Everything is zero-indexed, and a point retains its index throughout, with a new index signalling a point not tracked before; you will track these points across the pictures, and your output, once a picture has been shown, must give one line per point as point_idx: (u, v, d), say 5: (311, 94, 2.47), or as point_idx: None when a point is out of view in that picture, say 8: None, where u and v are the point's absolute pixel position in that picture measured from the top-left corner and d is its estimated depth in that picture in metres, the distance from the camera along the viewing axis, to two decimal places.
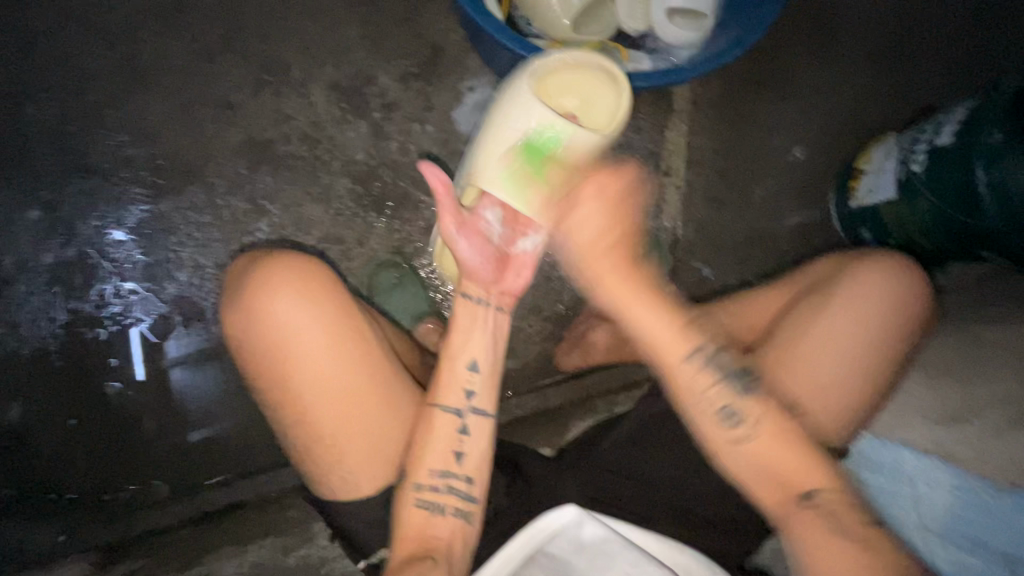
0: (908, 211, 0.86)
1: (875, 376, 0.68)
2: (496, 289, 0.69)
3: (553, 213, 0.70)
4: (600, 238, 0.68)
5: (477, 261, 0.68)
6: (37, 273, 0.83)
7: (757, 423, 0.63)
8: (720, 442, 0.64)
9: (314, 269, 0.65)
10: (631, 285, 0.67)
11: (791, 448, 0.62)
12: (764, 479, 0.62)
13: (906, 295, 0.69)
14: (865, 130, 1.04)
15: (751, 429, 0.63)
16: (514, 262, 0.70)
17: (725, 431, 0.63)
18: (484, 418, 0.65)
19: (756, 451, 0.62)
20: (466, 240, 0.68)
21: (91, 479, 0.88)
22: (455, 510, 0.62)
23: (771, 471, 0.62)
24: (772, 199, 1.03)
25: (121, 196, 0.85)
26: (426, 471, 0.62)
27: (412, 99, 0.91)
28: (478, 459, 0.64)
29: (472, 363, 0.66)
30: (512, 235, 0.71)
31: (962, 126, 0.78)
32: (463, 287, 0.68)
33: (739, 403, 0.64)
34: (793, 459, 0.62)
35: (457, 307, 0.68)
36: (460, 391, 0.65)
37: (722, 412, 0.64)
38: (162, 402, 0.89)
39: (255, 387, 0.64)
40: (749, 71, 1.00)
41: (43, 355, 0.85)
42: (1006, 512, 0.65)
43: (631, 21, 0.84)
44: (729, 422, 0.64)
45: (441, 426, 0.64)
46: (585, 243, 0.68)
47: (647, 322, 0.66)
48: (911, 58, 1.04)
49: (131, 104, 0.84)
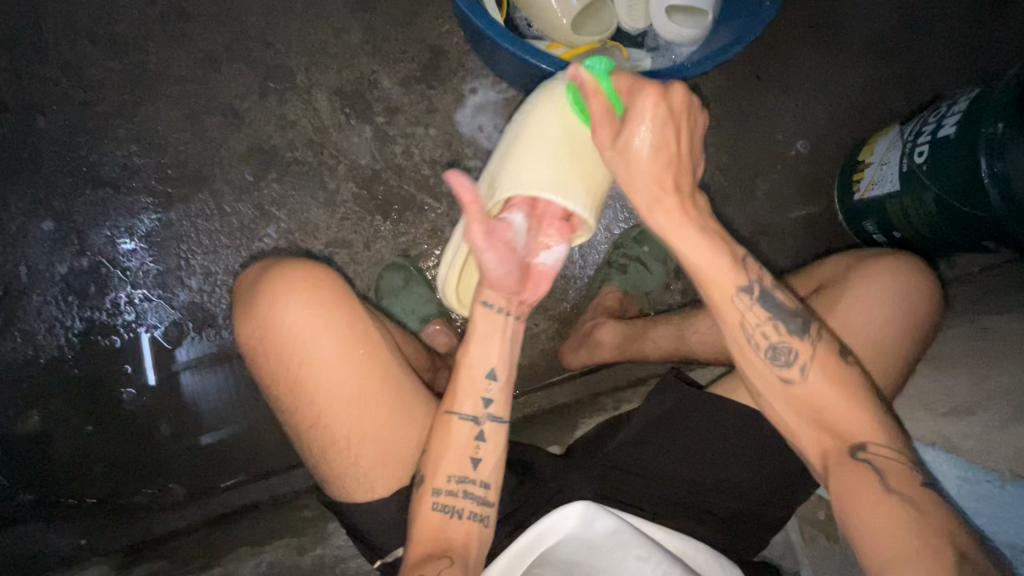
0: (911, 202, 0.86)
1: (888, 374, 0.68)
2: (517, 297, 0.69)
3: (608, 134, 0.61)
4: (660, 179, 0.61)
5: (506, 270, 0.65)
6: (51, 283, 0.85)
7: (808, 363, 0.60)
8: (764, 384, 0.62)
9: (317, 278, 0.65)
10: (681, 213, 0.61)
11: (841, 399, 0.59)
12: (816, 426, 0.59)
13: (917, 298, 0.69)
14: (867, 122, 1.04)
15: (799, 370, 0.60)
16: (535, 272, 0.70)
17: (777, 373, 0.60)
18: (499, 425, 0.66)
19: (810, 391, 0.60)
20: (495, 251, 0.64)
21: (106, 484, 0.89)
22: (471, 513, 0.63)
23: (824, 424, 0.59)
24: (776, 195, 1.03)
25: (130, 206, 0.86)
26: (443, 476, 0.63)
27: (414, 104, 0.92)
28: (494, 465, 0.65)
29: (490, 372, 0.67)
30: (533, 246, 0.70)
31: (965, 117, 0.78)
32: (484, 295, 0.68)
33: (788, 343, 0.61)
34: (856, 411, 0.58)
35: (475, 316, 0.68)
36: (476, 399, 0.66)
37: (769, 353, 0.61)
38: (177, 405, 0.91)
39: (270, 391, 0.65)
40: (749, 67, 0.99)
41: (59, 364, 0.87)
42: (1011, 505, 0.62)
43: (631, 21, 0.84)
44: (782, 363, 0.60)
45: (458, 433, 0.65)
46: (639, 191, 0.61)
47: (687, 247, 0.61)
48: (913, 47, 1.03)
49: (137, 115, 0.85)
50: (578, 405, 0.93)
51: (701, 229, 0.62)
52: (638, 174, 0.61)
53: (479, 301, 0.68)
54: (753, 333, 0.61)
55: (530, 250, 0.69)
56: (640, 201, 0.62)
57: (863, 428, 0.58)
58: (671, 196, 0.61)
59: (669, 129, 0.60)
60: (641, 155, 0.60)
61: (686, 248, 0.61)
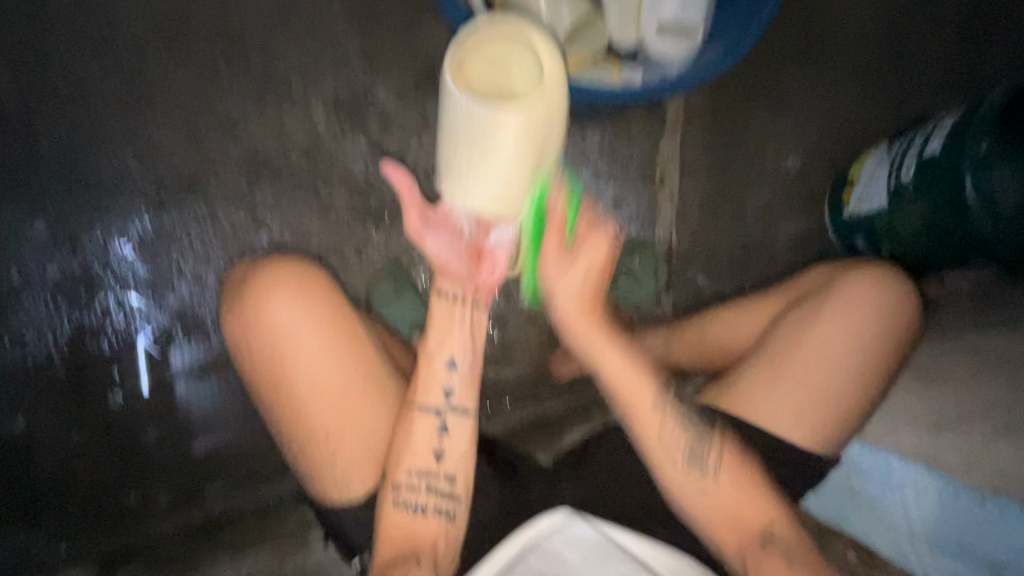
0: (898, 218, 0.86)
1: (865, 381, 0.69)
2: (473, 281, 0.68)
3: (560, 262, 0.69)
4: (582, 299, 0.70)
5: (449, 258, 0.67)
6: (43, 286, 0.85)
7: (719, 463, 0.66)
8: (681, 482, 0.67)
9: (305, 278, 0.65)
10: (607, 339, 0.70)
11: (743, 499, 0.65)
12: (731, 526, 0.65)
13: (890, 298, 0.69)
14: (855, 139, 1.05)
15: (713, 475, 0.66)
16: (488, 258, 0.68)
17: (694, 477, 0.66)
18: (464, 415, 0.66)
19: (717, 499, 0.66)
20: (435, 236, 0.66)
21: (90, 489, 0.89)
22: (436, 509, 0.64)
23: (738, 521, 0.65)
24: (766, 210, 1.04)
25: (125, 212, 0.87)
26: (405, 470, 0.64)
27: (410, 114, 0.93)
28: (459, 457, 0.66)
29: (450, 360, 0.67)
30: (482, 229, 0.66)
31: (951, 135, 0.80)
32: (440, 285, 0.68)
33: (699, 445, 0.67)
34: (749, 501, 0.65)
35: (434, 306, 0.68)
36: (439, 391, 0.66)
37: (688, 458, 0.67)
38: (165, 410, 0.91)
39: (251, 385, 0.65)
40: (741, 82, 1.00)
41: (47, 366, 0.87)
42: (990, 522, 0.66)
43: (622, 34, 0.83)
44: (696, 467, 0.66)
45: (420, 426, 0.65)
46: (562, 292, 0.70)
47: (608, 362, 0.69)
48: (901, 67, 1.05)
49: (134, 121, 0.86)
50: (565, 416, 0.95)
51: (623, 348, 0.70)
52: (577, 292, 0.70)
53: (435, 290, 0.69)
54: (670, 436, 0.67)
55: (481, 230, 0.66)
56: (563, 311, 0.70)
57: (756, 510, 0.65)
58: (594, 320, 0.70)
59: (600, 266, 0.70)
60: (578, 269, 0.69)
61: (609, 371, 0.69)
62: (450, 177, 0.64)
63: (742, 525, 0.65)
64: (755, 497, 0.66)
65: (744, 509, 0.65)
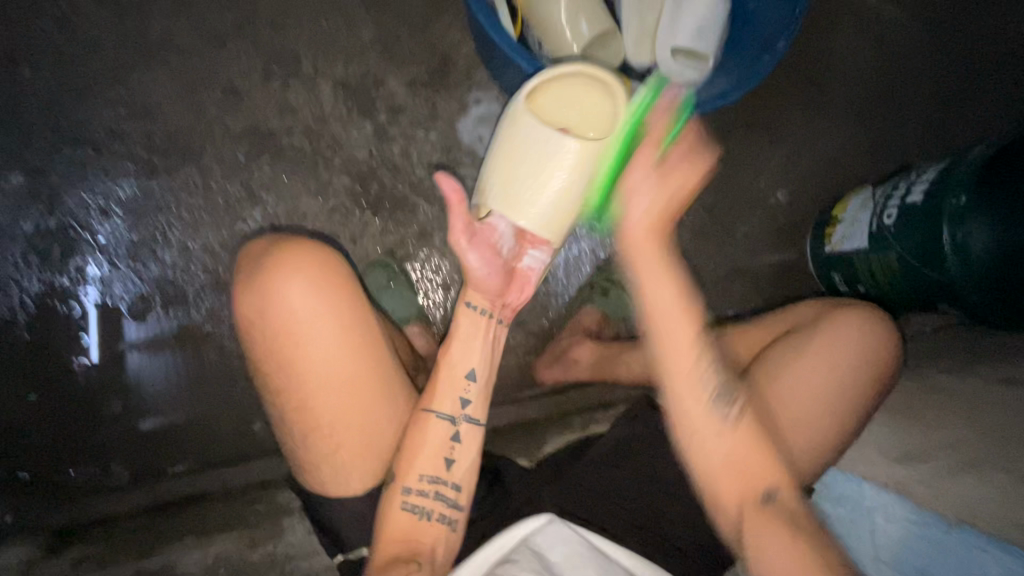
0: (876, 259, 0.92)
1: (849, 416, 0.72)
2: (501, 300, 0.70)
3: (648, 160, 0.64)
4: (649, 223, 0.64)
5: (487, 273, 0.67)
6: (14, 240, 0.81)
7: (743, 413, 0.63)
8: (698, 430, 0.62)
9: (331, 272, 0.63)
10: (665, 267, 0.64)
11: (756, 450, 0.62)
12: (732, 475, 0.61)
13: (882, 344, 0.73)
14: (842, 180, 1.10)
15: (735, 420, 0.62)
16: (518, 278, 0.72)
17: (714, 416, 0.62)
18: (476, 427, 0.66)
19: (731, 449, 0.61)
20: (478, 252, 0.66)
21: (44, 459, 0.85)
22: (440, 516, 0.63)
23: (741, 467, 0.61)
24: (753, 239, 1.08)
25: (111, 173, 0.83)
26: (415, 476, 0.63)
27: (419, 106, 0.92)
28: (467, 467, 0.65)
29: (469, 372, 0.67)
30: (519, 248, 0.72)
31: (931, 188, 0.84)
32: (469, 296, 0.68)
33: (726, 388, 0.64)
34: (762, 455, 0.62)
35: (460, 319, 0.68)
36: (455, 399, 0.66)
37: (712, 402, 0.62)
38: (132, 383, 0.87)
39: (260, 368, 0.63)
40: (738, 116, 1.04)
41: (12, 325, 0.83)
42: (952, 549, 0.66)
43: (636, 52, 0.87)
44: (723, 405, 0.62)
45: (434, 433, 0.64)
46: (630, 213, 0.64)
47: (661, 293, 0.63)
48: (886, 117, 1.10)
49: (130, 81, 0.83)
50: (548, 421, 0.95)
51: (678, 281, 0.64)
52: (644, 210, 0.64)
53: (462, 302, 0.69)
54: (700, 376, 0.63)
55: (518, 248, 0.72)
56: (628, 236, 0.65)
57: (766, 472, 0.61)
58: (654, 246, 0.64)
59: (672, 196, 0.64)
60: (662, 187, 0.63)
61: (656, 300, 0.63)
62: (501, 186, 0.72)
63: (744, 486, 0.61)
64: (767, 461, 0.62)
65: (751, 458, 0.61)
